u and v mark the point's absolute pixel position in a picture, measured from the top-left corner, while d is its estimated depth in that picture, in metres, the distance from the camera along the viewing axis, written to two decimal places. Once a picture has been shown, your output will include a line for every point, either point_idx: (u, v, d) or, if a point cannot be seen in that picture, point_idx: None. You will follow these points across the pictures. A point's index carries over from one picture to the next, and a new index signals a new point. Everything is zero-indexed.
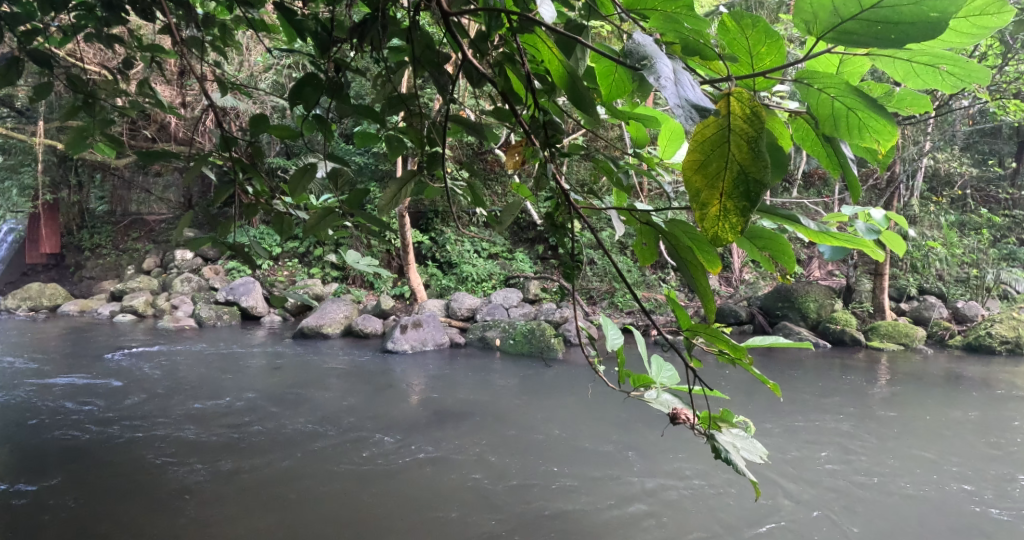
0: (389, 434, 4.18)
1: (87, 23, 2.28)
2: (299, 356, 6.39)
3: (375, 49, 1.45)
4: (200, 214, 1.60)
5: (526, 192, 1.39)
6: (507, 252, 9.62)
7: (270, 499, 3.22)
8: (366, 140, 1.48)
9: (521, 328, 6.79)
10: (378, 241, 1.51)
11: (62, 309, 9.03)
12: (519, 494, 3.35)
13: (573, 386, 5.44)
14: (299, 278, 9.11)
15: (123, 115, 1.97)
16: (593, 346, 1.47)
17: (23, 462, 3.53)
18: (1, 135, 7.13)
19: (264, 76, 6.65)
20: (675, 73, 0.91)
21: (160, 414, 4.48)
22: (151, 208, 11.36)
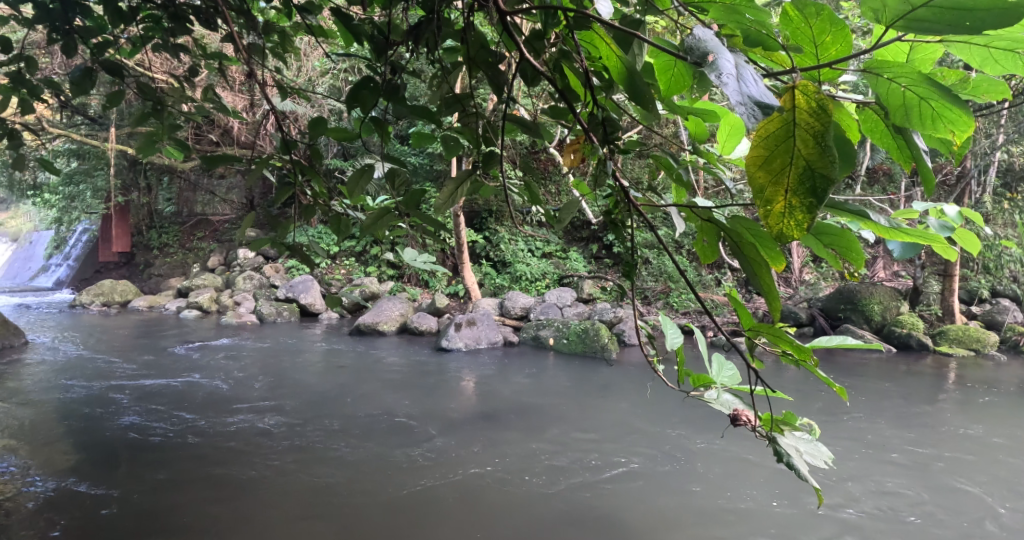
0: (444, 431, 4.22)
1: (154, 34, 2.38)
2: (356, 353, 6.53)
3: (430, 50, 1.46)
4: (262, 215, 1.64)
5: (585, 190, 1.38)
6: (560, 251, 9.61)
7: (329, 490, 3.30)
8: (422, 140, 1.50)
9: (575, 327, 6.76)
10: (434, 240, 1.52)
11: (133, 305, 9.46)
12: (574, 495, 3.33)
13: (627, 386, 5.40)
14: (356, 277, 9.31)
15: (190, 121, 2.04)
16: (652, 345, 1.45)
17: (94, 450, 3.71)
18: (78, 141, 7.53)
19: (322, 80, 6.84)
20: (737, 67, 0.89)
21: (226, 406, 4.65)
22: (216, 209, 11.80)
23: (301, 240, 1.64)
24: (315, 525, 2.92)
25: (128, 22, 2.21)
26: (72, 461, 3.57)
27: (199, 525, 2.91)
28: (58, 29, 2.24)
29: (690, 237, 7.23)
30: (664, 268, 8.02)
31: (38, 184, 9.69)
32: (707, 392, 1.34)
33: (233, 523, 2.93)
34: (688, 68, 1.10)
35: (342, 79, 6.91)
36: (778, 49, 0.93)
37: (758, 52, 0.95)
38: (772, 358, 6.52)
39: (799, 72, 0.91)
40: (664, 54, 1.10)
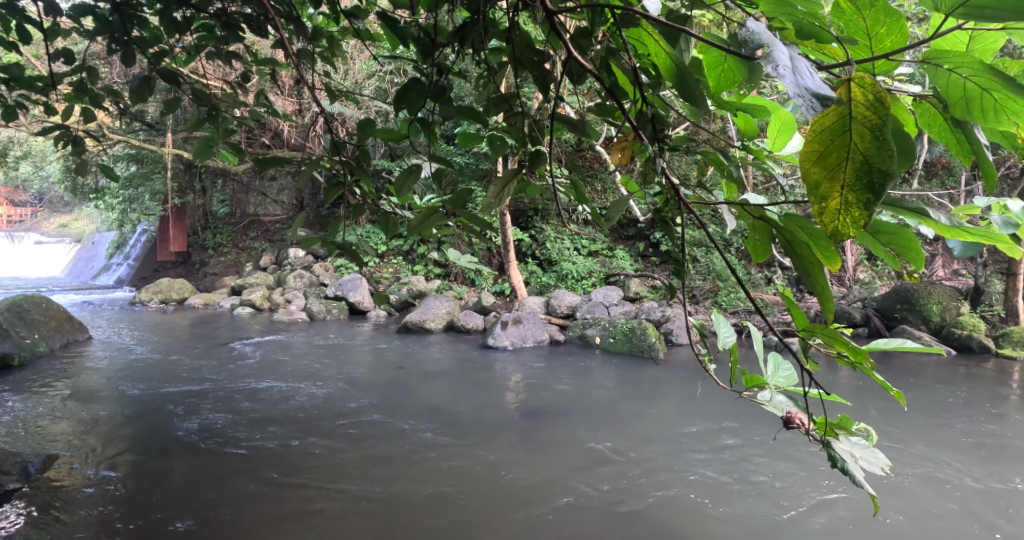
0: (491, 430, 4.23)
1: (208, 43, 2.45)
2: (403, 351, 6.60)
3: (476, 51, 1.47)
4: (312, 214, 1.68)
5: (634, 188, 1.37)
6: (607, 249, 9.54)
7: (378, 487, 3.33)
8: (468, 140, 1.50)
9: (622, 326, 6.70)
10: (479, 240, 1.53)
11: (189, 302, 9.79)
12: (621, 497, 3.28)
13: (674, 386, 5.33)
14: (403, 275, 9.44)
15: (243, 125, 2.09)
16: (704, 344, 1.43)
17: (148, 444, 3.84)
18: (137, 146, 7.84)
19: (368, 83, 6.96)
20: (792, 60, 0.86)
21: (278, 401, 4.76)
22: (267, 210, 12.10)
23: (351, 239, 1.66)
24: (364, 523, 2.96)
25: (182, 32, 2.29)
26: (128, 454, 3.71)
27: (245, 518, 2.98)
28: (119, 41, 2.33)
29: (738, 235, 7.10)
30: (713, 266, 7.90)
31: (100, 189, 10.13)
32: (760, 393, 1.31)
33: (285, 519, 2.99)
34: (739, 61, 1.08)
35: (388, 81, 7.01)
36: (832, 43, 0.90)
37: (810, 46, 0.92)
38: (826, 358, 6.34)
39: (853, 65, 0.88)
40: (713, 49, 1.08)
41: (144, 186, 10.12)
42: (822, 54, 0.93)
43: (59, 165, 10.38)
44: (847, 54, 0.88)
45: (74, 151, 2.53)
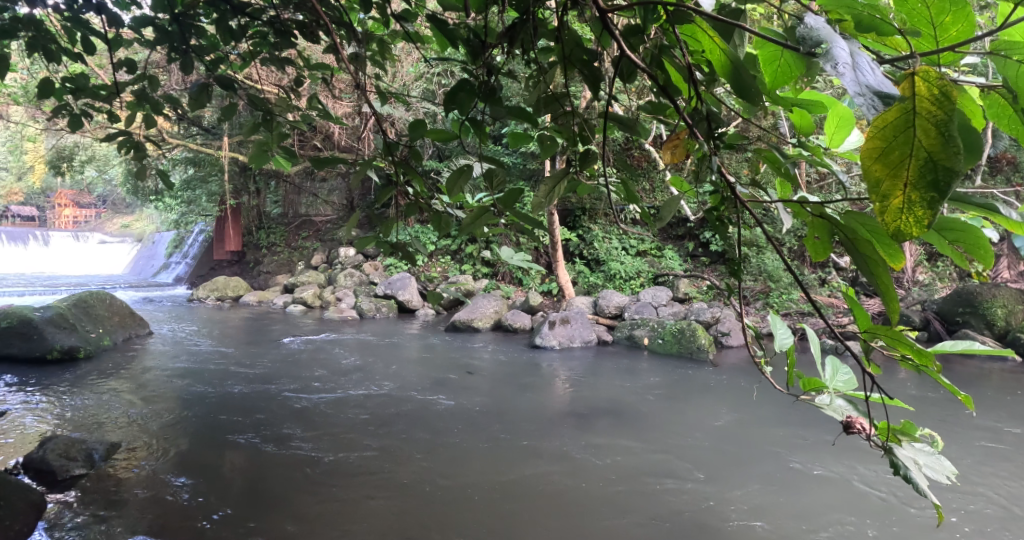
0: (537, 429, 4.22)
1: (262, 49, 2.51)
2: (450, 349, 6.66)
3: (526, 51, 1.47)
4: (364, 214, 1.70)
5: (686, 187, 1.35)
6: (655, 249, 9.42)
7: (423, 482, 3.36)
8: (518, 140, 1.50)
9: (671, 327, 6.61)
10: (531, 238, 1.52)
11: (244, 300, 10.10)
12: (668, 500, 3.22)
13: (723, 389, 5.23)
14: (451, 274, 9.53)
15: (296, 128, 2.13)
16: (759, 346, 1.40)
17: (203, 435, 3.98)
18: (195, 150, 8.11)
19: (416, 84, 7.04)
20: (853, 55, 0.83)
21: (327, 396, 4.86)
22: (318, 210, 12.36)
23: (404, 238, 1.69)
24: (409, 517, 2.99)
25: (237, 39, 2.35)
26: (184, 443, 3.85)
27: (294, 508, 3.05)
28: (177, 49, 2.39)
29: (790, 236, 6.93)
30: (764, 267, 7.72)
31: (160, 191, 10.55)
32: (818, 396, 1.28)
33: (331, 510, 3.05)
34: (796, 56, 1.05)
35: (436, 83, 7.08)
36: (895, 35, 0.87)
37: (870, 38, 0.89)
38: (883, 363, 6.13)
39: (917, 57, 0.85)
40: (770, 43, 1.06)
41: (201, 189, 10.47)
42: (883, 46, 0.90)
43: (122, 169, 10.86)
44: (910, 46, 0.85)
45: (135, 155, 2.63)
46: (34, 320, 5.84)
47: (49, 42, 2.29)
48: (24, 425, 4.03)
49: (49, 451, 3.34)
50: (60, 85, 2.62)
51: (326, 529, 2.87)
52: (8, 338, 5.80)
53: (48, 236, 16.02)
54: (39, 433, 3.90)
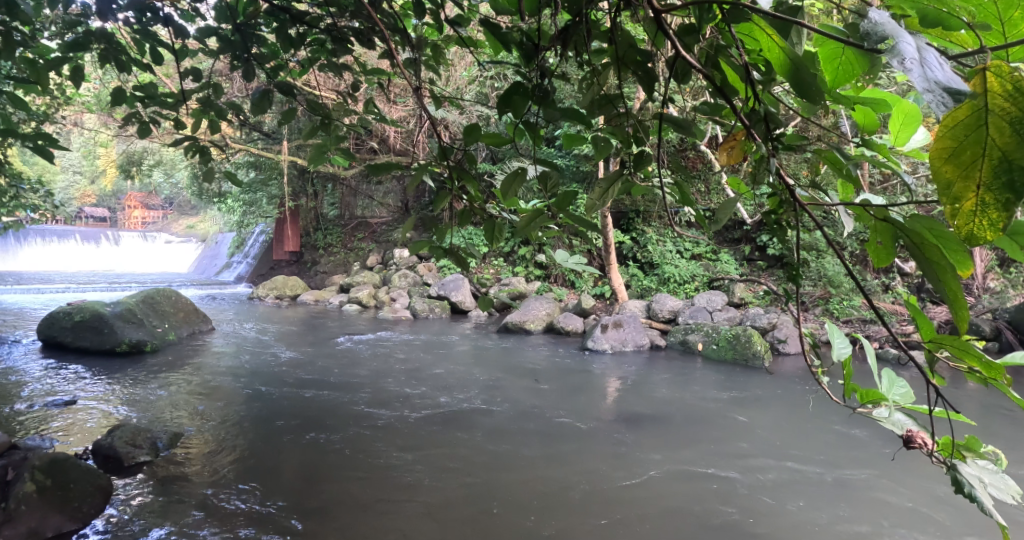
0: (587, 433, 4.19)
1: (320, 56, 2.55)
2: (501, 350, 6.69)
3: (578, 54, 1.47)
4: (418, 217, 1.73)
5: (743, 189, 1.32)
6: (710, 252, 9.24)
7: (471, 481, 3.38)
8: (572, 142, 1.49)
9: (725, 332, 6.48)
10: (583, 242, 1.52)
11: (301, 299, 10.38)
12: (718, 509, 3.15)
13: (778, 397, 5.10)
14: (504, 276, 9.57)
15: (353, 132, 2.17)
16: (817, 354, 1.36)
17: (260, 427, 4.12)
18: (257, 154, 8.39)
19: (469, 88, 7.10)
20: (920, 51, 0.78)
21: (379, 394, 4.95)
22: (374, 212, 12.58)
23: (458, 242, 1.71)
24: (456, 516, 3.01)
25: (296, 47, 2.41)
26: (242, 435, 3.99)
27: (341, 502, 3.13)
28: (239, 58, 2.46)
29: (852, 241, 6.69)
30: (824, 272, 7.49)
31: (223, 193, 10.96)
32: (877, 409, 1.23)
33: (378, 505, 3.10)
34: (858, 52, 1.02)
35: (488, 86, 7.13)
36: (961, 30, 0.83)
37: (935, 34, 0.85)
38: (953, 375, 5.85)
39: (986, 53, 0.81)
40: (830, 40, 1.03)
41: (261, 192, 10.83)
42: (947, 43, 0.85)
43: (188, 172, 11.32)
44: (979, 40, 0.82)
45: (200, 159, 2.72)
46: (105, 315, 6.14)
47: (121, 53, 2.39)
48: (96, 413, 4.24)
49: (117, 438, 3.51)
50: (130, 94, 2.73)
51: (372, 524, 2.93)
52: (81, 331, 6.11)
53: (120, 235, 16.81)
54: (108, 421, 4.10)
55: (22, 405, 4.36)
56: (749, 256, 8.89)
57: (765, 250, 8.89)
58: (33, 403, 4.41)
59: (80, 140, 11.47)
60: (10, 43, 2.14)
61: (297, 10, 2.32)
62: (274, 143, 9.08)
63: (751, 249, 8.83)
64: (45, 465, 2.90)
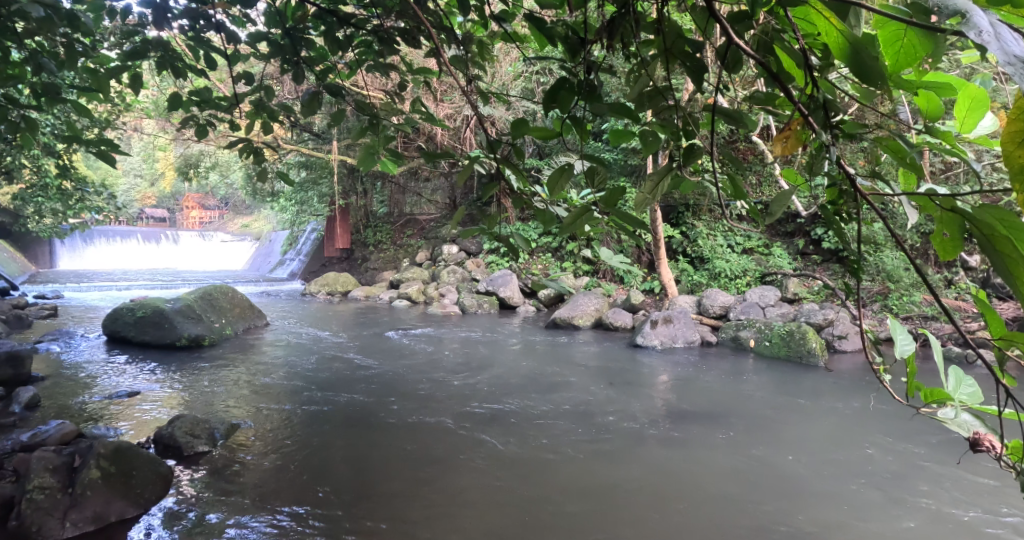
0: (634, 429, 4.16)
1: (367, 56, 2.58)
2: (549, 346, 6.70)
3: (624, 46, 1.46)
4: (467, 212, 1.74)
5: (798, 180, 1.28)
6: (763, 245, 9.02)
7: (517, 476, 3.41)
8: (620, 136, 1.48)
9: (779, 329, 6.33)
10: (631, 237, 1.51)
11: (352, 295, 10.61)
12: (769, 510, 3.10)
13: (834, 396, 4.96)
14: (553, 271, 9.56)
15: (401, 131, 2.19)
16: (878, 352, 1.32)
17: (312, 420, 4.23)
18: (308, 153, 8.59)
19: (515, 84, 7.12)
20: (994, 25, 0.76)
21: (428, 388, 5.02)
22: (422, 209, 12.68)
23: (507, 235, 1.71)
24: (503, 511, 3.04)
25: (343, 48, 2.45)
26: (295, 426, 4.12)
27: (390, 494, 3.19)
28: (288, 61, 2.51)
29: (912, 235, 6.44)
30: (883, 266, 7.22)
31: (276, 192, 11.27)
32: (942, 410, 1.18)
33: (425, 498, 3.16)
34: (921, 34, 0.99)
35: (534, 81, 7.13)
36: None
37: (1007, 11, 0.83)
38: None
39: None
40: (892, 22, 1.01)
41: (313, 190, 11.10)
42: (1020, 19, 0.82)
43: (242, 173, 11.70)
44: None
45: (254, 159, 2.79)
46: (165, 311, 6.39)
47: (176, 60, 2.47)
48: (159, 404, 4.43)
49: (177, 428, 3.65)
50: (187, 98, 2.81)
51: (421, 515, 2.99)
52: (143, 327, 6.38)
53: (179, 234, 17.44)
54: (169, 412, 4.27)
55: (89, 396, 4.59)
56: (804, 249, 8.65)
57: (820, 244, 8.64)
58: (100, 394, 4.63)
59: (140, 145, 11.98)
60: (77, 54, 2.24)
61: (345, 13, 2.37)
62: (324, 143, 9.28)
63: (805, 242, 8.59)
64: (109, 452, 3.04)
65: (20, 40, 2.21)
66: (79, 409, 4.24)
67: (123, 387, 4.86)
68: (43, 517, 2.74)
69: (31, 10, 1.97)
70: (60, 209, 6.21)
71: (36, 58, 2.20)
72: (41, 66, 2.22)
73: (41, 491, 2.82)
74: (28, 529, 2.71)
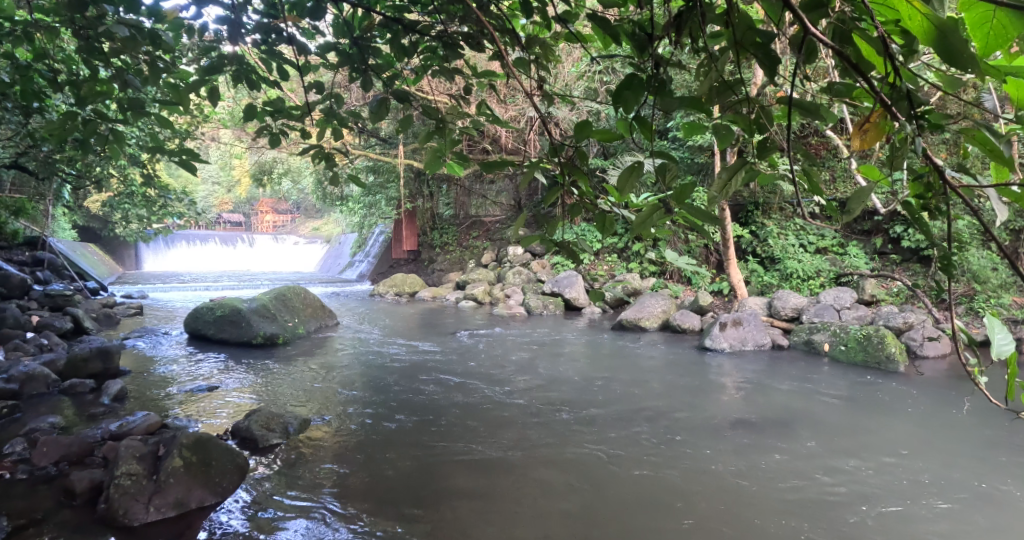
0: (699, 434, 4.09)
1: (433, 62, 2.64)
2: (614, 348, 6.64)
3: (692, 39, 1.44)
4: (531, 214, 1.76)
5: (878, 174, 1.22)
6: (837, 245, 8.67)
7: (579, 478, 3.43)
8: (689, 133, 1.46)
9: (855, 332, 6.08)
10: (700, 236, 1.48)
11: (419, 295, 10.82)
12: (840, 521, 3.00)
13: (915, 403, 4.74)
14: (618, 272, 9.48)
15: (466, 134, 2.22)
16: (973, 354, 1.25)
17: (380, 417, 4.35)
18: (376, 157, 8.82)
19: (577, 84, 7.10)
20: None
21: (492, 389, 5.08)
22: (488, 211, 12.80)
23: (569, 237, 1.72)
24: (564, 513, 3.06)
25: (408, 55, 2.49)
26: (364, 422, 4.25)
27: (453, 490, 3.27)
28: (356, 69, 2.58)
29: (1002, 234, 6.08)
30: (968, 266, 6.83)
31: (345, 196, 11.63)
32: None
33: (487, 495, 3.23)
34: (1010, 14, 0.96)
35: (596, 81, 7.09)
36: None
37: None
38: None
39: None
40: (979, 3, 0.98)
41: (380, 194, 11.38)
42: None
43: (312, 178, 12.11)
44: None
45: (326, 165, 2.88)
46: (242, 310, 6.70)
47: (250, 73, 2.58)
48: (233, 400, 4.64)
49: (253, 421, 3.84)
50: (262, 109, 2.93)
51: (483, 512, 3.05)
52: (221, 325, 6.70)
53: (255, 238, 18.19)
54: (244, 407, 4.45)
55: (170, 390, 4.85)
56: (882, 249, 8.26)
57: (899, 242, 8.21)
58: (180, 388, 4.89)
59: (218, 154, 12.57)
60: (158, 70, 2.37)
61: (410, 21, 2.42)
62: (390, 147, 9.50)
63: (883, 241, 8.21)
64: (191, 443, 3.23)
65: (107, 60, 2.36)
66: (161, 403, 4.49)
67: (201, 382, 5.10)
68: (129, 501, 2.92)
69: (116, 32, 2.10)
70: (144, 216, 6.61)
71: (121, 76, 2.34)
72: (126, 83, 2.36)
73: (127, 478, 3.00)
74: (115, 512, 2.88)
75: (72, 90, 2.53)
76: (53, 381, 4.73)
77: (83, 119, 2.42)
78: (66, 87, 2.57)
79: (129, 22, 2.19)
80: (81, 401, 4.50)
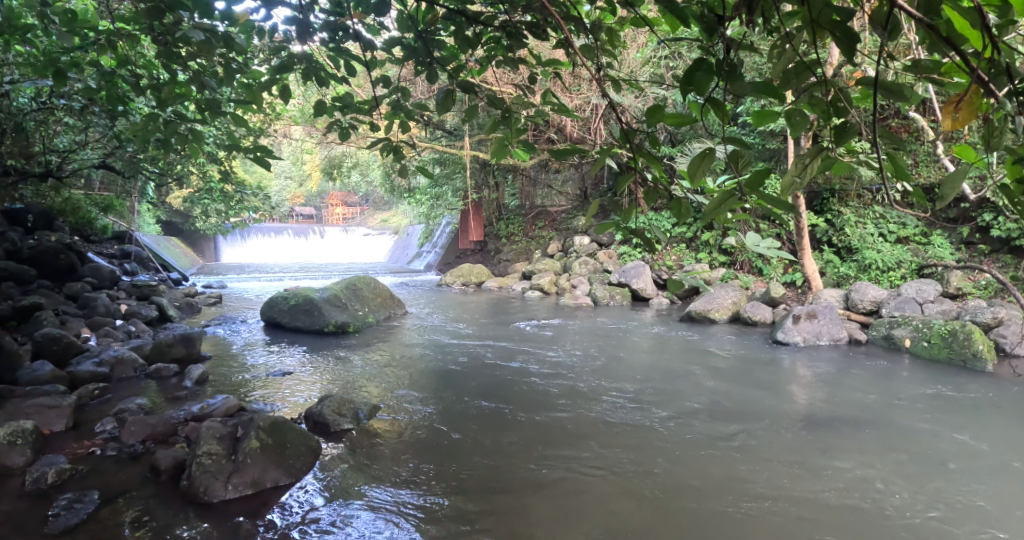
0: (767, 432, 3.99)
1: (497, 52, 2.63)
2: (680, 341, 6.53)
3: (766, 20, 1.39)
4: (604, 201, 1.75)
5: (972, 157, 1.15)
6: (921, 234, 8.21)
7: (639, 473, 3.41)
8: (765, 118, 1.41)
9: (939, 328, 5.77)
10: (777, 224, 1.44)
11: (486, 285, 10.93)
12: (913, 528, 2.89)
13: (1004, 404, 4.47)
14: (686, 263, 9.30)
15: (533, 123, 2.22)
16: None
17: (445, 406, 4.44)
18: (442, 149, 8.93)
19: (643, 70, 6.96)
20: None
21: (555, 381, 5.08)
22: (553, 201, 12.75)
23: (641, 224, 1.70)
24: (623, 509, 3.07)
25: (473, 46, 2.50)
26: (429, 410, 4.34)
27: (514, 480, 3.32)
28: (422, 63, 2.61)
29: None
30: None
31: (412, 187, 11.86)
32: None
33: (547, 488, 3.26)
34: None
35: (662, 66, 6.92)
36: None
37: None
38: None
39: None
40: None
41: (447, 185, 11.53)
42: None
43: (379, 170, 12.38)
44: None
45: (395, 157, 2.93)
46: (313, 299, 6.94)
47: (319, 71, 2.66)
48: (306, 385, 4.82)
49: (325, 407, 3.99)
50: (331, 104, 3.00)
51: (543, 505, 3.09)
52: (295, 313, 6.97)
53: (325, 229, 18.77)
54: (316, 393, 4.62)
55: (247, 375, 5.09)
56: (971, 239, 7.78)
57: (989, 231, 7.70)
58: (256, 374, 5.13)
59: (290, 149, 13.01)
60: (233, 71, 2.47)
61: (473, 12, 2.43)
62: (455, 139, 9.60)
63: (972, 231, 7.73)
64: (267, 425, 3.38)
65: (184, 63, 2.48)
66: (238, 387, 4.72)
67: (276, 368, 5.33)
68: (210, 480, 3.08)
69: (192, 36, 2.20)
70: (221, 209, 6.92)
71: (198, 78, 2.45)
72: (203, 85, 2.47)
73: (208, 457, 3.17)
74: (197, 489, 3.05)
75: (155, 93, 2.66)
76: (140, 365, 5.05)
77: (164, 120, 2.54)
78: (150, 91, 2.72)
79: (204, 27, 2.30)
80: (166, 384, 4.79)
